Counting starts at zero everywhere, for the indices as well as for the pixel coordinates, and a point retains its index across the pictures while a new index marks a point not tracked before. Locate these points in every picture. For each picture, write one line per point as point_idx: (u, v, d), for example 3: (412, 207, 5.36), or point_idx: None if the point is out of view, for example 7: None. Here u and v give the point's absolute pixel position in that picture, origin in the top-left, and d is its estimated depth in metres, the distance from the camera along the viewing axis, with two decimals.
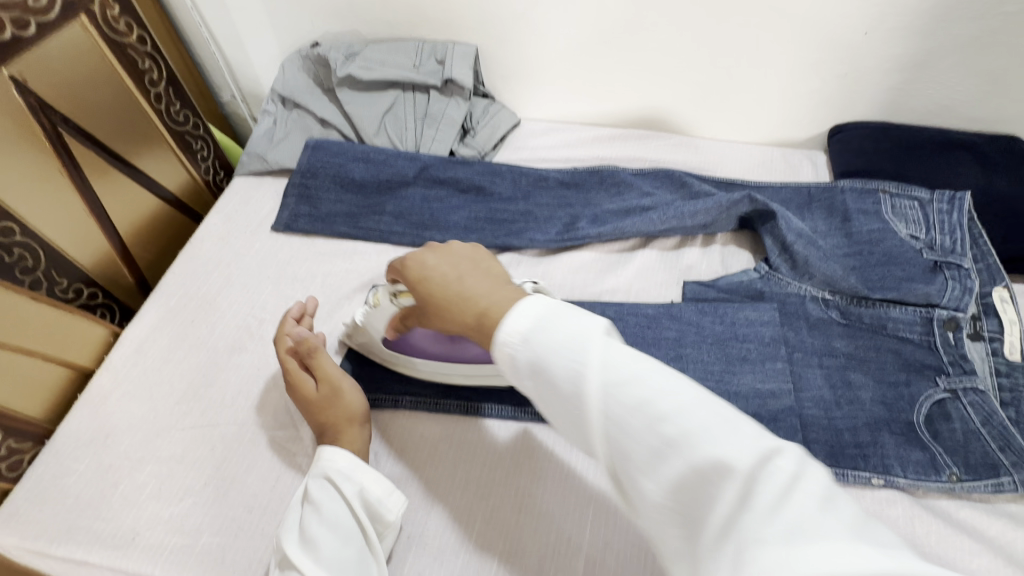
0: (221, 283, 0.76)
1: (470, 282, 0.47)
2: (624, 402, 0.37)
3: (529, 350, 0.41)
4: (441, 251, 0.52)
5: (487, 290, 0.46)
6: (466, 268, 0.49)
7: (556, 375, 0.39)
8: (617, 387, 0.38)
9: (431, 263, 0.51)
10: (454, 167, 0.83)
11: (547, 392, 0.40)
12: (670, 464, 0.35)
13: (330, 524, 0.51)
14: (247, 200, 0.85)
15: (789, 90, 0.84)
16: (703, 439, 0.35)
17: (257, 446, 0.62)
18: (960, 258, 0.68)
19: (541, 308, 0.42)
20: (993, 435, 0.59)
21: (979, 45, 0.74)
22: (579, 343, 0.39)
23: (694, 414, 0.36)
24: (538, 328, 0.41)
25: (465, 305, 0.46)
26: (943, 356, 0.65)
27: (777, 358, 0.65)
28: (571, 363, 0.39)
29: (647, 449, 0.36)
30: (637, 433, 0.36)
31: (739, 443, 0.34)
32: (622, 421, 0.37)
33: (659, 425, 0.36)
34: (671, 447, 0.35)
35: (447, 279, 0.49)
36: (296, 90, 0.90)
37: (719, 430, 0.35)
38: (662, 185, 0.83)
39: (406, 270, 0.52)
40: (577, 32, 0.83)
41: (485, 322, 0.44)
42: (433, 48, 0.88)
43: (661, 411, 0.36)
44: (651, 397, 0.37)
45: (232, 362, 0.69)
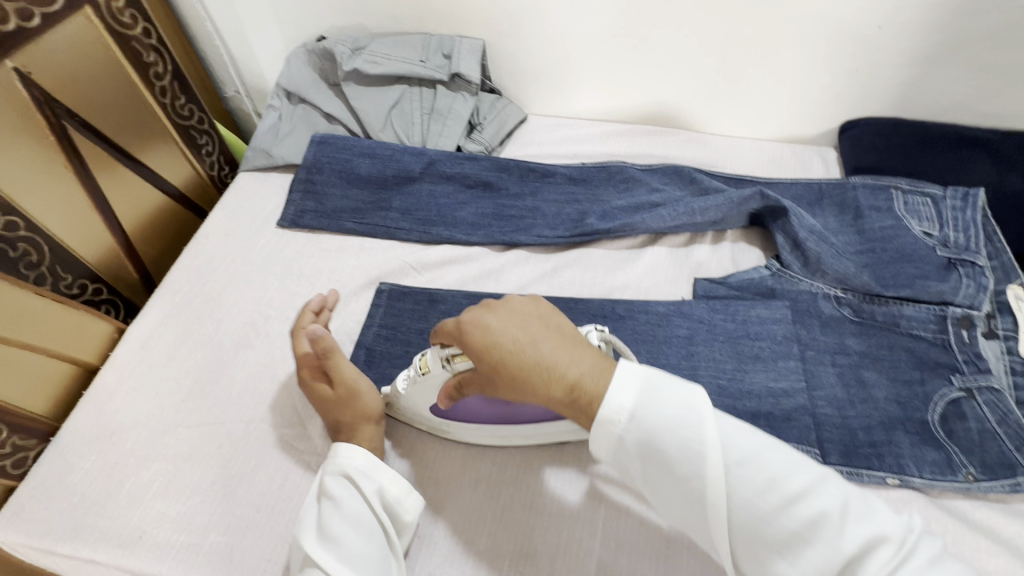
0: (227, 279, 0.75)
1: (548, 350, 0.45)
2: (749, 484, 0.40)
3: (639, 429, 0.42)
4: (501, 308, 0.47)
5: (568, 357, 0.45)
6: (538, 332, 0.46)
7: (672, 457, 0.41)
8: (738, 467, 0.40)
9: (498, 327, 0.46)
10: (461, 163, 0.82)
11: (661, 473, 0.42)
12: (814, 548, 0.38)
13: (351, 521, 0.51)
14: (252, 195, 0.84)
15: (799, 85, 0.83)
16: (840, 520, 0.38)
17: (264, 444, 0.62)
18: (974, 255, 0.68)
19: (638, 378, 0.43)
20: (1009, 435, 0.58)
21: (994, 40, 0.73)
22: (693, 424, 0.41)
23: (824, 492, 0.39)
24: (644, 407, 0.42)
25: (551, 378, 0.44)
26: (957, 354, 0.64)
27: (790, 357, 0.64)
28: (691, 447, 0.41)
29: (788, 534, 0.38)
30: (769, 516, 0.39)
31: (877, 518, 0.39)
32: (750, 504, 0.39)
33: (794, 506, 0.39)
34: (812, 530, 0.38)
35: (519, 344, 0.45)
36: (301, 84, 0.89)
37: (850, 508, 0.39)
38: (671, 181, 0.82)
39: (469, 338, 0.46)
40: (586, 27, 0.82)
41: (579, 398, 0.44)
42: (440, 43, 0.87)
43: (790, 491, 0.39)
44: (778, 476, 0.40)
45: (238, 359, 0.68)
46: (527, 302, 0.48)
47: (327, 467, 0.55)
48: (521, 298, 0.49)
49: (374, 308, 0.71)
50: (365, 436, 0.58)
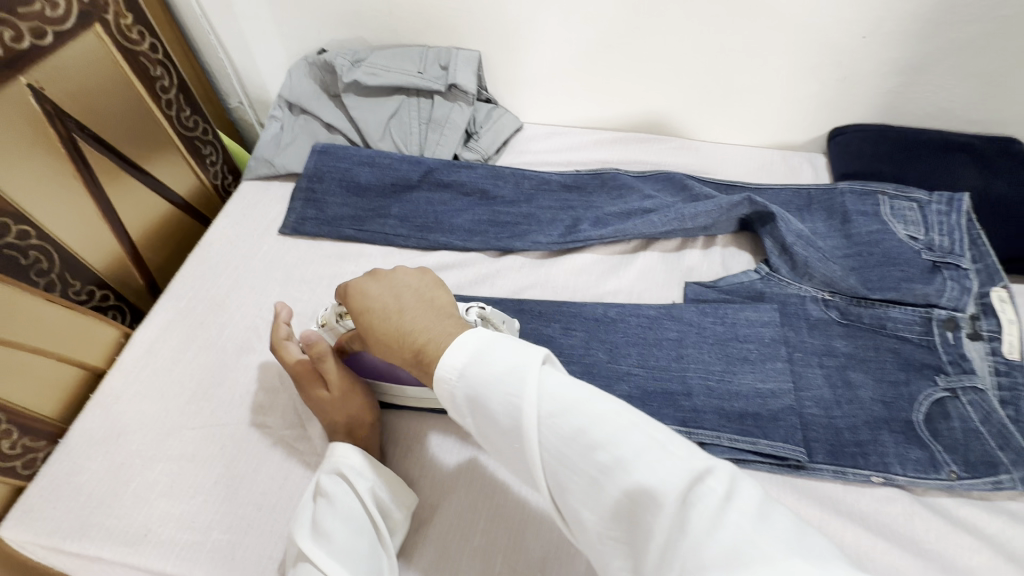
0: (229, 284, 0.77)
1: (409, 315, 0.48)
2: (561, 434, 0.38)
3: (467, 384, 0.41)
4: (385, 278, 0.53)
5: (423, 321, 0.47)
6: (408, 301, 0.50)
7: (494, 410, 0.40)
8: (553, 419, 0.39)
9: (373, 293, 0.52)
10: (458, 171, 0.84)
11: (487, 425, 0.42)
12: (611, 494, 0.37)
13: (343, 517, 0.53)
14: (254, 204, 0.87)
15: (789, 94, 0.85)
16: (632, 465, 0.36)
17: (265, 445, 0.63)
18: (958, 258, 0.69)
19: (481, 339, 0.43)
20: (993, 433, 0.60)
21: (976, 48, 0.75)
22: (516, 377, 0.40)
23: (627, 439, 0.37)
24: (474, 363, 0.42)
25: (401, 339, 0.47)
26: (943, 355, 0.66)
27: (777, 358, 0.66)
28: (507, 398, 0.40)
29: (589, 479, 0.37)
30: (574, 462, 0.38)
31: (669, 467, 0.36)
32: (560, 452, 0.38)
33: (593, 453, 0.37)
34: (607, 475, 0.37)
35: (388, 310, 0.50)
36: (303, 95, 0.91)
37: (648, 455, 0.37)
38: (663, 188, 0.84)
39: (352, 301, 0.53)
40: (577, 38, 0.84)
41: (421, 357, 0.45)
42: (436, 54, 0.89)
43: (596, 439, 0.38)
44: (588, 425, 0.38)
45: (240, 362, 0.70)
46: (414, 276, 0.53)
47: (322, 466, 0.57)
48: (411, 272, 0.54)
49: None
50: (363, 436, 0.60)
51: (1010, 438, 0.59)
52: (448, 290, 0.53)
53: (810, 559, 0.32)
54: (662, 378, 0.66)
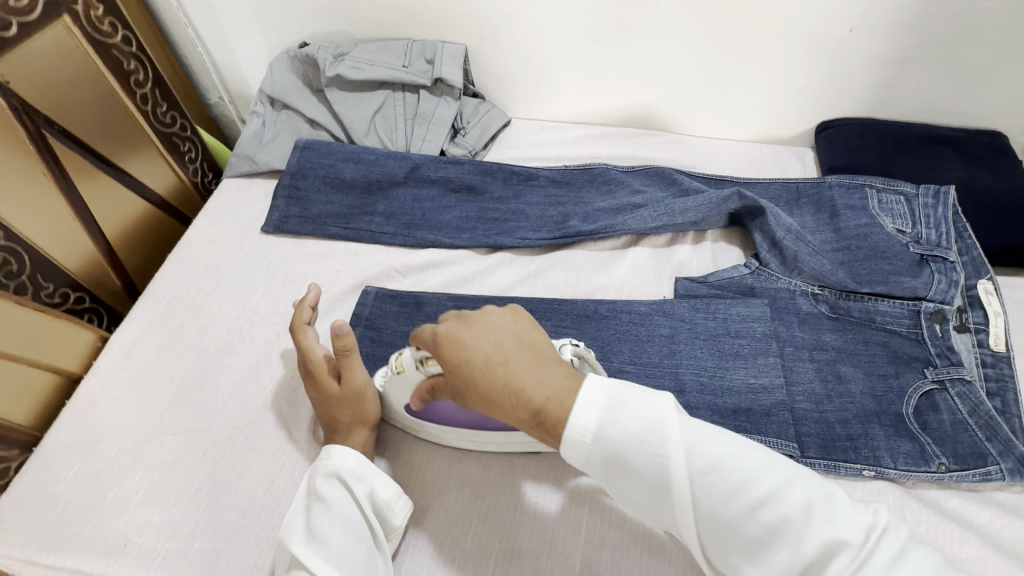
0: (210, 285, 0.75)
1: (518, 368, 0.44)
2: (716, 492, 0.39)
3: (607, 447, 0.41)
4: (477, 321, 0.47)
5: (537, 376, 0.44)
6: (509, 350, 0.45)
7: (641, 470, 0.41)
8: (705, 477, 0.40)
9: (469, 341, 0.45)
10: (445, 167, 0.83)
11: (630, 483, 0.42)
12: (778, 550, 0.38)
13: (338, 521, 0.51)
14: (236, 202, 0.84)
15: (776, 87, 0.85)
16: (804, 524, 0.38)
17: (250, 450, 0.62)
18: (946, 251, 0.70)
19: (605, 393, 0.42)
20: (980, 425, 0.60)
21: (960, 41, 0.76)
22: (659, 436, 0.40)
23: (791, 494, 0.39)
24: (610, 424, 0.41)
25: (517, 398, 0.44)
26: (931, 348, 0.66)
27: (769, 354, 0.65)
28: (655, 458, 0.40)
29: (754, 536, 0.39)
30: (735, 522, 0.39)
31: (843, 523, 0.38)
32: (717, 510, 0.39)
33: (757, 512, 0.38)
34: (775, 534, 0.38)
35: (493, 364, 0.44)
36: (284, 90, 0.89)
37: (815, 512, 0.38)
38: (653, 183, 0.83)
39: (444, 350, 0.46)
40: (565, 31, 0.83)
41: (545, 418, 0.43)
42: (422, 48, 0.87)
43: (757, 495, 0.39)
44: (745, 482, 0.39)
45: (223, 365, 0.68)
46: (505, 316, 0.48)
47: (318, 468, 0.55)
48: (501, 310, 0.48)
49: (359, 311, 0.71)
50: (355, 436, 0.59)
51: (997, 429, 0.60)
52: (542, 330, 0.48)
53: None
54: (655, 375, 0.65)
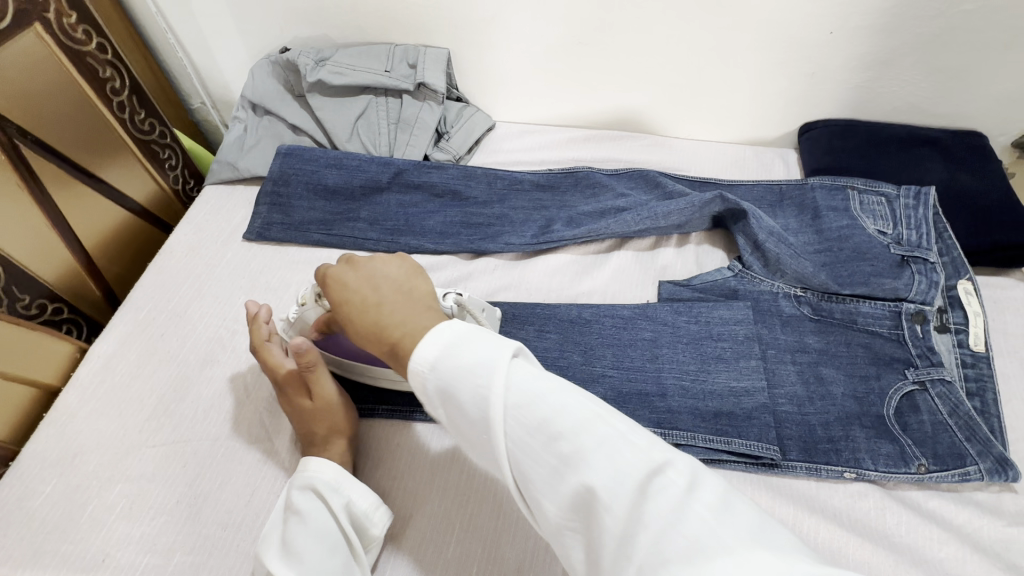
0: (191, 294, 0.75)
1: (386, 307, 0.47)
2: (527, 427, 0.38)
3: (440, 377, 0.41)
4: (363, 267, 0.51)
5: (398, 315, 0.46)
6: (386, 291, 0.48)
7: (463, 402, 0.40)
8: (518, 411, 0.39)
9: (351, 284, 0.50)
10: (428, 172, 0.82)
11: (457, 417, 0.41)
12: (570, 483, 0.37)
13: (314, 536, 0.51)
14: (218, 208, 0.84)
15: (759, 90, 0.85)
16: (596, 457, 0.37)
17: (231, 461, 0.61)
18: (926, 252, 0.70)
19: (456, 331, 0.42)
20: (960, 426, 0.61)
21: (940, 43, 0.76)
22: (485, 370, 0.40)
23: (590, 430, 0.38)
24: (447, 357, 0.41)
25: (379, 332, 0.46)
26: (912, 349, 0.66)
27: (751, 356, 0.66)
28: (476, 390, 0.39)
29: (550, 470, 0.38)
30: (538, 456, 0.38)
31: (631, 457, 0.37)
32: (522, 442, 0.38)
33: (554, 444, 0.38)
34: (568, 466, 0.37)
35: (367, 304, 0.48)
36: (266, 95, 0.88)
37: (609, 447, 0.37)
38: (636, 186, 0.83)
39: (330, 290, 0.51)
40: (547, 35, 0.83)
41: (397, 352, 0.44)
42: (404, 52, 0.87)
43: (559, 430, 0.38)
44: (551, 416, 0.38)
45: (203, 375, 0.67)
46: (392, 265, 0.51)
47: (294, 481, 0.55)
48: (391, 260, 0.52)
49: None
50: (332, 445, 0.58)
51: (977, 429, 0.60)
52: (428, 279, 0.51)
53: (772, 549, 0.33)
54: (638, 380, 0.65)
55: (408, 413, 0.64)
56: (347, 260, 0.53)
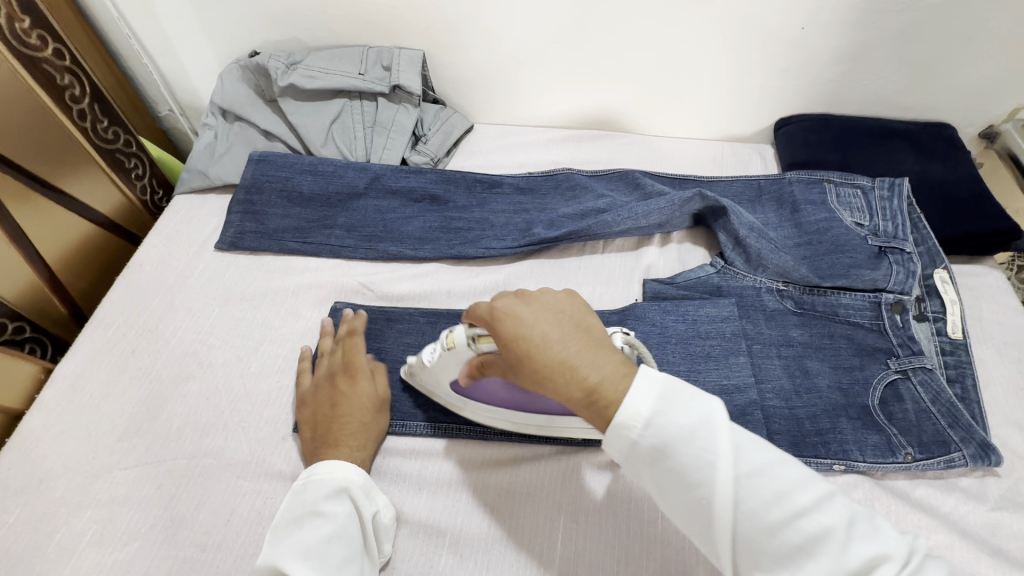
0: (163, 307, 0.72)
1: (575, 349, 0.43)
2: (760, 497, 0.38)
3: (657, 436, 0.40)
4: (535, 298, 0.46)
5: (592, 360, 0.43)
6: (566, 328, 0.44)
7: (684, 465, 0.40)
8: (750, 480, 0.39)
9: (528, 319, 0.44)
10: (407, 177, 0.81)
11: (672, 478, 0.40)
12: (817, 562, 0.37)
13: (333, 538, 0.49)
14: (188, 219, 0.81)
15: (734, 86, 0.86)
16: (844, 536, 0.37)
17: (209, 479, 0.58)
18: (902, 242, 0.71)
19: (662, 385, 0.41)
20: (942, 413, 0.61)
21: (907, 36, 0.77)
22: (709, 436, 0.39)
23: (830, 508, 0.38)
24: (664, 416, 0.40)
25: (572, 380, 0.42)
26: (893, 339, 0.67)
27: (740, 353, 0.66)
28: (704, 456, 0.39)
29: (791, 546, 0.37)
30: (777, 530, 0.38)
31: (877, 537, 0.38)
32: (756, 514, 0.38)
33: (800, 521, 0.37)
34: (812, 543, 0.37)
35: (551, 343, 0.43)
36: (235, 101, 0.86)
37: (855, 526, 0.38)
38: (618, 187, 0.83)
39: (500, 326, 0.45)
40: (523, 35, 0.82)
41: (597, 400, 0.42)
42: (378, 55, 0.86)
43: (799, 505, 0.38)
44: (787, 490, 0.38)
45: (177, 392, 0.65)
46: (562, 296, 0.46)
47: (323, 483, 0.53)
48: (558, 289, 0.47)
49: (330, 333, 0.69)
50: (356, 444, 0.58)
51: (958, 415, 0.61)
52: (594, 311, 0.47)
53: None
54: None
55: (398, 428, 0.62)
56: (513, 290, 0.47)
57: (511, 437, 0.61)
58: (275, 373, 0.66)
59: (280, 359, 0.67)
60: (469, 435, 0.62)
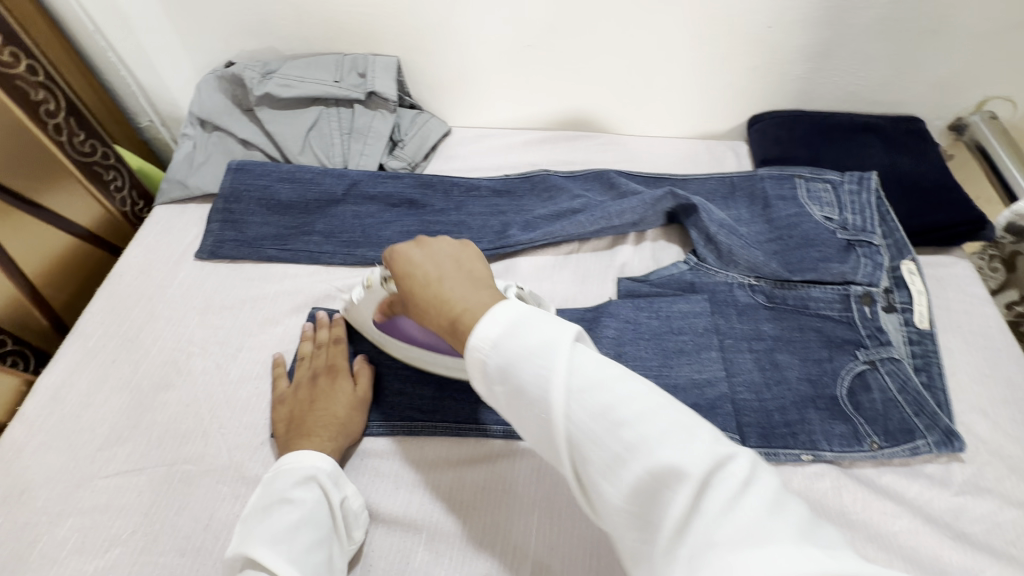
0: (143, 317, 0.73)
1: (449, 283, 0.47)
2: (588, 409, 0.38)
3: (501, 355, 0.41)
4: (427, 244, 0.51)
5: (462, 294, 0.46)
6: (448, 269, 0.48)
7: (524, 383, 0.40)
8: (580, 393, 0.38)
9: (416, 259, 0.50)
10: (384, 182, 0.82)
11: (515, 398, 0.41)
12: (630, 468, 0.36)
13: (303, 522, 0.50)
14: (168, 229, 0.82)
15: (705, 84, 0.87)
16: (657, 444, 0.36)
17: (188, 485, 0.59)
18: (870, 235, 0.73)
19: (516, 310, 0.42)
20: (909, 401, 0.63)
21: (872, 33, 0.79)
22: (547, 353, 0.40)
23: (654, 420, 0.37)
24: (509, 336, 0.41)
25: (441, 309, 0.46)
26: (862, 330, 0.68)
27: (711, 348, 0.67)
28: (538, 369, 0.39)
29: (608, 454, 0.37)
30: (601, 440, 0.37)
31: (698, 448, 0.35)
32: (584, 426, 0.38)
33: (620, 431, 0.37)
34: (629, 451, 0.36)
35: (430, 278, 0.48)
36: (213, 111, 0.87)
37: (674, 434, 0.36)
38: (593, 186, 0.84)
39: (395, 266, 0.51)
40: (494, 40, 0.83)
41: (458, 328, 0.44)
42: (353, 62, 0.87)
43: (624, 417, 0.37)
44: (615, 402, 0.38)
45: (157, 401, 0.65)
46: (455, 245, 0.51)
47: (292, 471, 0.54)
48: (454, 240, 0.52)
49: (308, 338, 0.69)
50: (332, 435, 0.60)
51: (924, 403, 0.62)
52: (487, 262, 0.51)
53: (823, 547, 0.32)
54: None
55: (376, 428, 0.63)
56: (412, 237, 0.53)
57: (485, 431, 0.63)
58: (254, 379, 0.67)
59: (259, 365, 0.68)
60: (445, 432, 0.63)
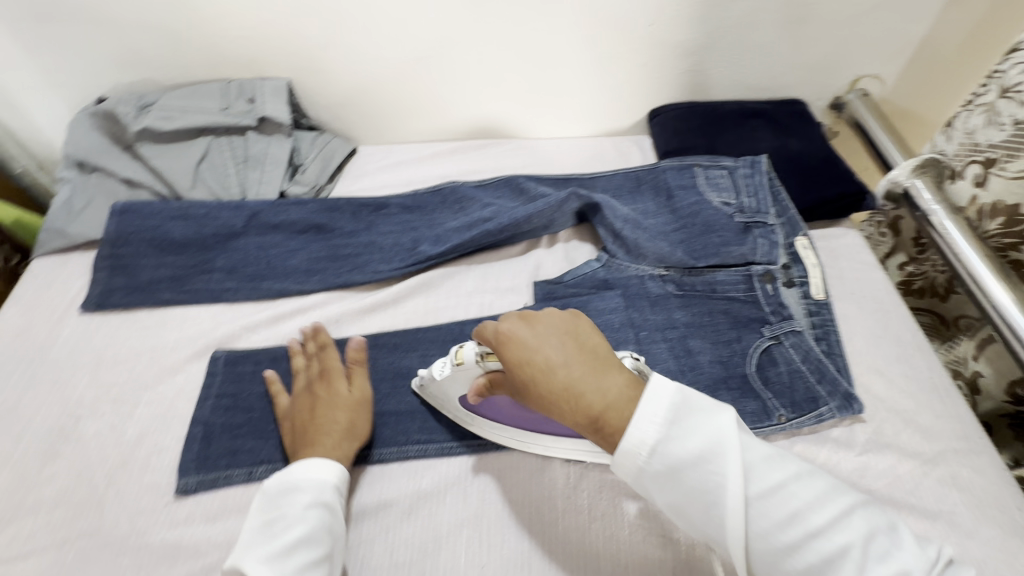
0: (23, 383, 0.66)
1: (575, 371, 0.46)
2: (772, 516, 0.40)
3: (665, 461, 0.42)
4: (538, 324, 0.49)
5: (598, 382, 0.45)
6: (566, 352, 0.47)
7: (694, 485, 0.41)
8: (759, 500, 0.40)
9: (531, 343, 0.47)
10: (286, 209, 0.79)
11: (685, 502, 0.42)
12: None
13: (305, 543, 0.48)
14: (48, 282, 0.75)
15: (601, 83, 0.89)
16: (860, 556, 0.38)
17: (83, 562, 0.55)
18: (765, 216, 0.76)
19: (672, 407, 0.43)
20: (812, 369, 0.66)
21: (746, 24, 0.83)
22: (716, 456, 0.41)
23: (845, 527, 0.39)
24: (669, 439, 0.42)
25: (575, 403, 0.45)
26: (766, 307, 0.71)
27: (626, 342, 0.69)
28: (713, 477, 0.41)
29: (805, 564, 0.39)
30: (790, 548, 0.39)
31: (899, 554, 0.39)
32: (770, 534, 0.40)
33: (813, 541, 0.39)
34: (827, 562, 0.38)
35: (552, 366, 0.46)
36: (90, 151, 0.80)
37: (869, 544, 0.39)
38: (503, 193, 0.84)
39: (508, 352, 0.48)
40: (386, 53, 0.82)
41: (601, 425, 0.44)
42: (240, 87, 0.83)
43: (813, 525, 0.39)
44: (799, 509, 0.40)
45: (45, 474, 0.60)
46: (566, 320, 0.49)
47: (299, 483, 0.53)
48: (561, 315, 0.50)
49: (212, 382, 0.66)
50: (338, 440, 0.58)
51: (824, 370, 0.66)
52: (598, 333, 0.50)
53: None
54: None
55: None
56: (516, 315, 0.50)
57: (407, 454, 0.62)
58: (155, 435, 0.63)
59: (159, 419, 0.64)
60: (367, 460, 0.61)
